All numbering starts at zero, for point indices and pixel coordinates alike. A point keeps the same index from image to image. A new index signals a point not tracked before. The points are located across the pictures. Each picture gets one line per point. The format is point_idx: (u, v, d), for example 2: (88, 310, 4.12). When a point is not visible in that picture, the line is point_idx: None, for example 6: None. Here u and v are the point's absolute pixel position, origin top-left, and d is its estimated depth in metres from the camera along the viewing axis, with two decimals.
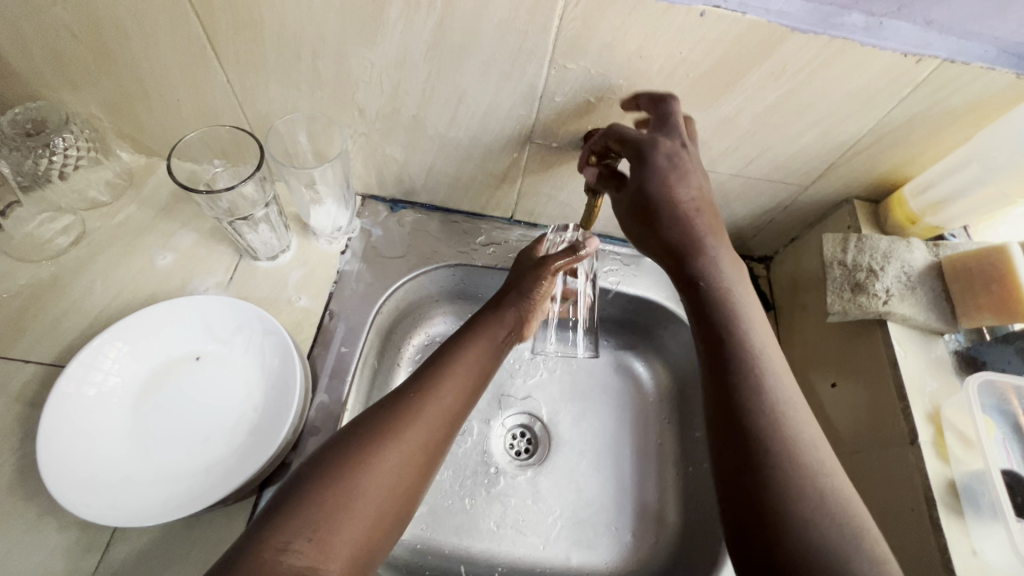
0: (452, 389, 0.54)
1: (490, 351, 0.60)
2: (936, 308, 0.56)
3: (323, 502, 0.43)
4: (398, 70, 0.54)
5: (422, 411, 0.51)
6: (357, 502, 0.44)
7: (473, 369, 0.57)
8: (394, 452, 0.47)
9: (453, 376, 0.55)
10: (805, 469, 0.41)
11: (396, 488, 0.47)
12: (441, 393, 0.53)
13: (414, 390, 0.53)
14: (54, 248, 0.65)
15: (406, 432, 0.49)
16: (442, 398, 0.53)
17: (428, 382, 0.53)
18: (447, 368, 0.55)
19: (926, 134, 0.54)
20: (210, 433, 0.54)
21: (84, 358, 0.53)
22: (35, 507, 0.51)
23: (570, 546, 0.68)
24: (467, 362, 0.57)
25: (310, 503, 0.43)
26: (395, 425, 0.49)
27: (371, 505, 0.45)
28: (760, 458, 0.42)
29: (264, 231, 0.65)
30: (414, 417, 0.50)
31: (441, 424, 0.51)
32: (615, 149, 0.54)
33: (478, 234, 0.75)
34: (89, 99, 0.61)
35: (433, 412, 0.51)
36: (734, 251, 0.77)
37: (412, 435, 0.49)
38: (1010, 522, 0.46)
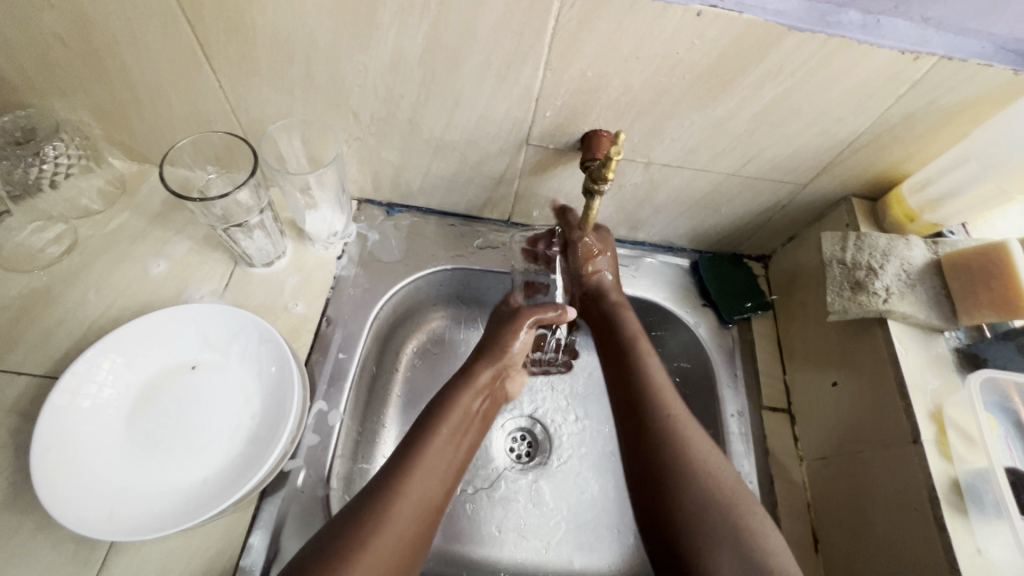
0: (427, 469, 0.51)
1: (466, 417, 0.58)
2: (936, 306, 0.56)
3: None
4: (393, 73, 0.54)
5: (400, 501, 0.48)
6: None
7: (449, 444, 0.54)
8: (368, 557, 0.44)
9: (436, 448, 0.53)
10: (717, 501, 0.48)
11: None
12: (418, 471, 0.50)
13: (391, 475, 0.49)
14: (46, 257, 0.64)
15: (381, 530, 0.45)
16: (419, 485, 0.50)
17: (411, 452, 0.52)
18: (423, 442, 0.53)
19: (924, 131, 0.54)
20: (207, 443, 0.53)
21: (78, 370, 0.52)
22: (29, 521, 0.50)
23: (573, 550, 0.68)
24: (445, 433, 0.55)
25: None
26: (369, 524, 0.45)
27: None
28: (676, 472, 0.50)
29: (259, 237, 0.64)
30: (391, 511, 0.47)
31: (416, 516, 0.48)
32: (608, 156, 0.52)
33: (475, 237, 0.75)
34: (81, 105, 0.60)
35: (406, 508, 0.48)
36: (732, 251, 0.77)
37: (387, 532, 0.46)
38: (1014, 518, 0.46)
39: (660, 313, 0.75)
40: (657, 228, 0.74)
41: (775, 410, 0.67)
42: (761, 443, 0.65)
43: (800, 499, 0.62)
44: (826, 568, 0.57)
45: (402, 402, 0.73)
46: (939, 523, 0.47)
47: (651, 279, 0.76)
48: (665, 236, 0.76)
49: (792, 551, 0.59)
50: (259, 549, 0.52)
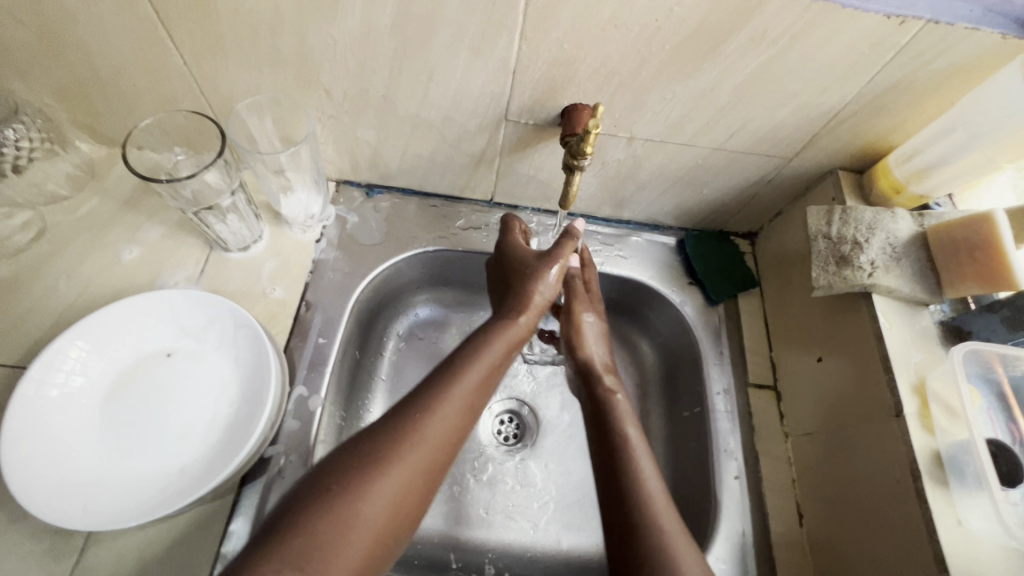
0: (458, 401, 0.49)
1: (503, 355, 0.54)
2: (922, 279, 0.55)
3: (315, 532, 0.40)
4: (363, 46, 0.52)
5: (429, 431, 0.46)
6: (358, 527, 0.41)
7: (485, 376, 0.52)
8: (393, 477, 0.44)
9: (468, 379, 0.51)
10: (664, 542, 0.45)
11: (383, 525, 0.42)
12: (450, 401, 0.49)
13: (418, 405, 0.48)
14: (13, 245, 0.62)
15: (407, 454, 0.45)
16: (451, 415, 0.48)
17: (448, 379, 0.50)
18: (461, 372, 0.51)
19: (911, 100, 0.53)
20: (184, 431, 0.52)
21: (46, 359, 0.50)
22: (5, 513, 0.49)
23: (560, 530, 0.68)
24: (482, 365, 0.52)
25: (300, 534, 0.39)
26: (395, 447, 0.45)
27: (366, 533, 0.41)
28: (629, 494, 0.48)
29: (233, 221, 0.62)
30: (419, 437, 0.46)
31: (445, 444, 0.47)
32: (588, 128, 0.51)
33: (457, 217, 0.73)
34: (41, 86, 0.58)
35: (435, 436, 0.46)
36: (718, 228, 0.76)
37: (413, 459, 0.45)
38: (994, 490, 0.45)
39: (646, 292, 0.74)
40: (643, 206, 0.73)
41: (761, 387, 0.67)
42: (746, 420, 0.65)
43: (785, 475, 0.62)
44: (809, 541, 0.58)
45: (386, 386, 0.72)
46: (921, 495, 0.47)
47: (637, 258, 0.75)
48: (651, 213, 0.75)
49: (776, 525, 0.59)
50: (241, 535, 0.51)
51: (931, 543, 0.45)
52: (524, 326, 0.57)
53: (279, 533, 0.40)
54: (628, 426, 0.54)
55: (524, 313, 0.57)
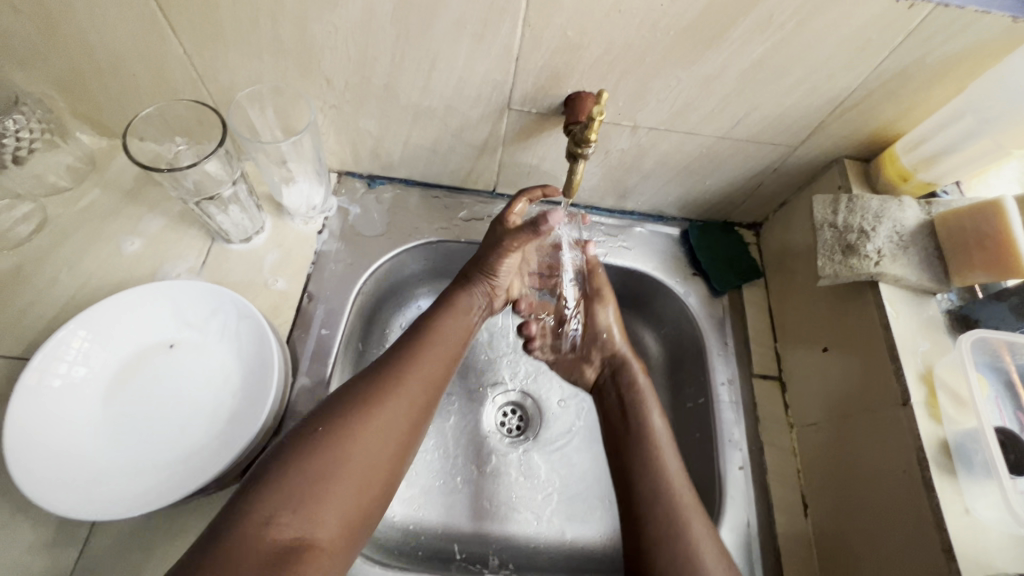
0: (429, 363, 0.54)
1: (463, 323, 0.60)
2: (929, 268, 0.55)
3: (309, 473, 0.43)
4: (364, 33, 0.51)
5: (405, 386, 0.51)
6: (332, 494, 0.43)
7: (452, 341, 0.57)
8: (363, 447, 0.46)
9: (435, 346, 0.56)
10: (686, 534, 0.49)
11: (359, 492, 0.45)
12: (411, 381, 0.51)
13: (383, 380, 0.50)
14: (15, 237, 0.61)
15: (386, 405, 0.49)
16: (421, 373, 0.52)
17: (416, 343, 0.55)
18: (427, 337, 0.56)
19: (918, 86, 0.52)
20: (187, 422, 0.52)
21: (48, 349, 0.50)
22: (8, 504, 0.49)
23: (564, 521, 0.68)
24: (449, 331, 0.58)
25: (292, 482, 0.42)
26: (375, 399, 0.49)
27: (355, 477, 0.45)
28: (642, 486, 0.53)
29: (235, 213, 0.62)
30: (398, 392, 0.50)
31: (420, 398, 0.51)
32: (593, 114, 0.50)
33: (460, 208, 0.73)
34: (40, 76, 0.58)
35: (412, 392, 0.51)
36: (722, 218, 0.76)
37: (391, 410, 0.49)
38: (1003, 479, 0.45)
39: (650, 283, 0.74)
40: (646, 197, 0.73)
41: (766, 377, 0.67)
42: (751, 411, 0.65)
43: (790, 466, 0.61)
44: (815, 532, 0.57)
45: None
46: (929, 485, 0.46)
47: (641, 249, 0.74)
48: (654, 204, 0.74)
49: (781, 516, 0.59)
50: None
51: (938, 531, 0.45)
52: (472, 308, 0.62)
53: (270, 479, 0.42)
54: (652, 419, 0.58)
55: (480, 291, 0.63)
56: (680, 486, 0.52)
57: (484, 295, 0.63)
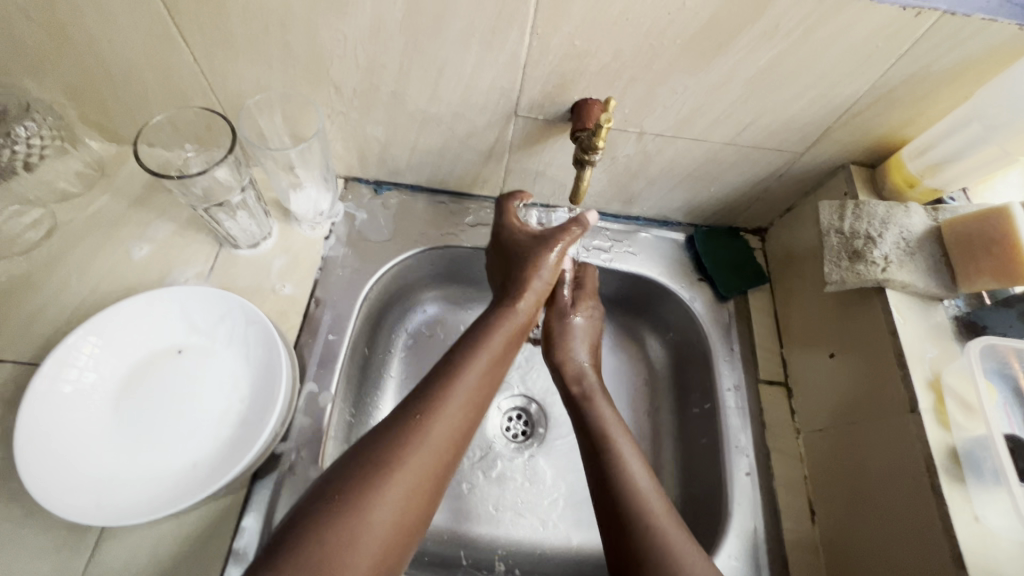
0: (461, 406, 0.51)
1: (497, 357, 0.56)
2: (936, 274, 0.55)
3: (328, 540, 0.42)
4: (373, 41, 0.51)
5: (431, 436, 0.49)
6: (367, 531, 0.43)
7: (484, 378, 0.54)
8: (399, 482, 0.46)
9: (469, 377, 0.53)
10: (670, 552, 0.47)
11: (398, 526, 0.45)
12: (448, 409, 0.51)
13: (416, 411, 0.50)
14: (25, 242, 0.62)
15: (409, 460, 0.47)
16: (451, 418, 0.50)
17: (445, 383, 0.52)
18: (456, 375, 0.53)
19: (925, 93, 0.52)
20: (196, 428, 0.52)
21: (59, 355, 0.51)
22: (19, 509, 0.49)
23: (571, 527, 0.68)
24: (484, 362, 0.55)
25: (309, 542, 0.41)
26: (400, 453, 0.47)
27: (384, 533, 0.44)
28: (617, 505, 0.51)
29: (243, 218, 0.62)
30: (421, 444, 0.48)
31: (446, 447, 0.49)
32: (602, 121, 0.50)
33: (466, 214, 0.73)
34: (51, 84, 0.58)
35: (439, 443, 0.49)
36: (727, 223, 0.76)
37: (414, 464, 0.47)
38: (1013, 487, 0.45)
39: (655, 289, 0.74)
40: (652, 202, 0.73)
41: (772, 383, 0.67)
42: (758, 417, 0.65)
43: (797, 472, 0.61)
44: (822, 538, 0.57)
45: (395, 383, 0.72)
46: (938, 492, 0.46)
47: (646, 254, 0.74)
48: (660, 209, 0.74)
49: (788, 522, 0.59)
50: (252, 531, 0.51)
51: (947, 539, 0.45)
52: (523, 314, 0.59)
53: (293, 542, 0.42)
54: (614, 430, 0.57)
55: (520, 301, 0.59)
56: (651, 497, 0.51)
57: (518, 325, 0.59)
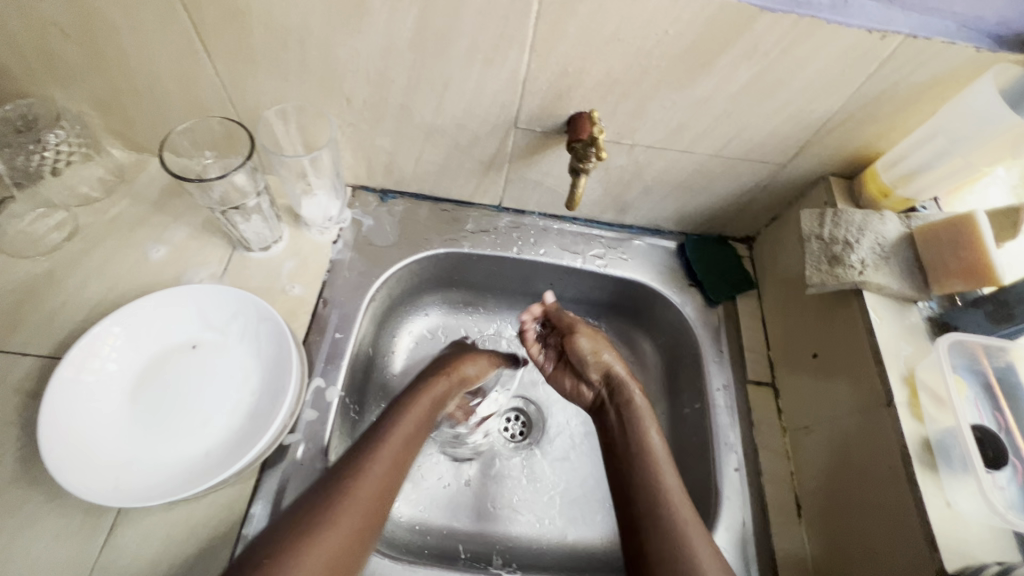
0: (381, 470, 0.54)
1: (406, 440, 0.58)
2: (909, 276, 0.58)
3: None
4: (383, 57, 0.55)
5: (355, 492, 0.51)
6: None
7: (395, 453, 0.56)
8: (314, 551, 0.46)
9: (381, 454, 0.55)
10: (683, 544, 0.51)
11: None
12: (367, 479, 0.52)
13: (342, 474, 0.52)
14: (48, 243, 0.65)
15: (333, 520, 0.48)
16: (373, 477, 0.53)
17: (363, 454, 0.54)
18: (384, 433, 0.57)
19: (895, 109, 0.56)
20: (208, 418, 0.55)
21: (84, 345, 0.54)
22: (39, 492, 0.52)
23: (566, 524, 0.70)
24: (392, 443, 0.56)
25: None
26: (330, 503, 0.49)
27: None
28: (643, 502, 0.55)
29: (256, 222, 0.66)
30: (347, 501, 0.50)
31: (372, 507, 0.51)
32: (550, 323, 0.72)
33: (467, 221, 0.77)
34: (80, 96, 0.62)
35: (366, 493, 0.51)
36: (717, 231, 0.80)
37: (334, 527, 0.48)
38: (980, 474, 0.47)
39: (647, 294, 0.77)
40: (644, 211, 0.76)
41: (760, 383, 0.70)
42: (746, 415, 0.67)
43: (783, 467, 0.64)
44: (809, 530, 0.60)
45: (398, 382, 0.76)
46: (911, 480, 0.48)
47: (640, 261, 0.78)
48: (652, 218, 0.78)
49: (774, 515, 0.61)
50: (261, 518, 0.53)
51: (920, 522, 0.47)
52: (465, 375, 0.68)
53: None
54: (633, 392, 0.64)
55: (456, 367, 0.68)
56: (673, 488, 0.55)
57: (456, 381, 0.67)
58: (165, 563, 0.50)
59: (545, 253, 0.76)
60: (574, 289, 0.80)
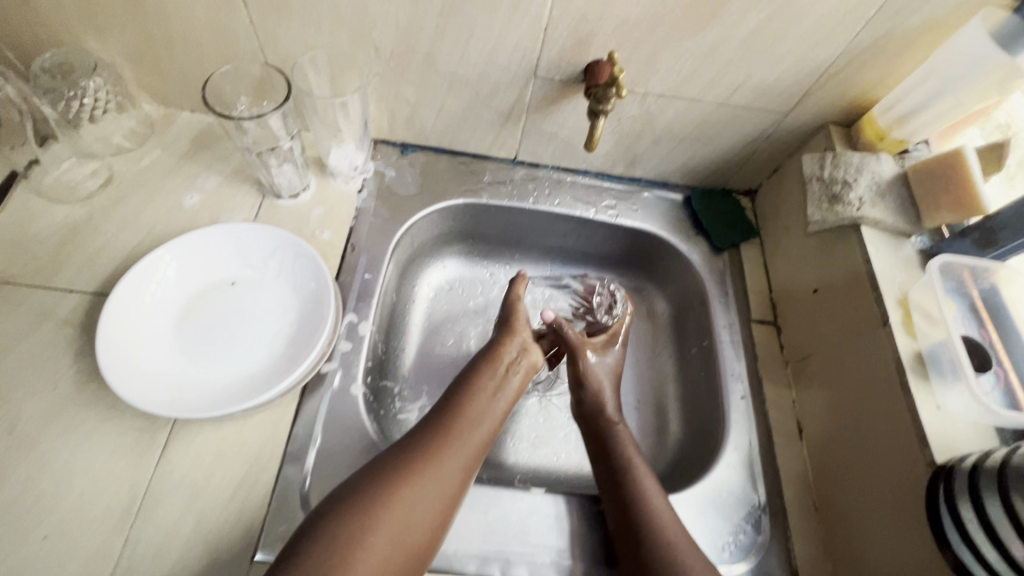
0: (461, 447, 0.54)
1: (485, 417, 0.58)
2: (903, 212, 0.63)
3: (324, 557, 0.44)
4: (413, 5, 0.59)
5: (434, 467, 0.51)
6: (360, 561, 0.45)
7: (475, 431, 0.56)
8: (391, 521, 0.47)
9: (463, 432, 0.55)
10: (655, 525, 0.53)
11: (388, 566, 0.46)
12: (447, 457, 0.53)
13: (422, 448, 0.53)
14: (85, 190, 0.68)
15: (411, 493, 0.49)
16: (454, 454, 0.53)
17: (443, 431, 0.54)
18: (458, 424, 0.56)
19: (892, 55, 0.60)
20: (252, 347, 0.58)
21: (134, 277, 0.57)
22: (95, 413, 0.55)
23: (582, 457, 0.74)
24: (471, 421, 0.56)
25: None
26: (409, 474, 0.50)
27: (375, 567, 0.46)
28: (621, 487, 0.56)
29: (288, 169, 0.69)
30: (425, 475, 0.51)
31: (452, 485, 0.52)
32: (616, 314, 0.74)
33: (484, 173, 0.80)
34: (115, 47, 0.65)
35: (445, 470, 0.52)
36: (721, 184, 0.84)
37: (413, 500, 0.49)
38: (970, 380, 0.50)
39: (656, 243, 0.81)
40: (652, 164, 0.80)
41: (763, 322, 0.74)
42: (750, 350, 0.72)
43: (786, 395, 0.69)
44: (810, 449, 0.64)
45: (419, 328, 0.79)
46: (905, 387, 0.53)
47: (649, 211, 0.82)
48: (660, 171, 0.82)
49: (778, 437, 0.66)
50: (304, 437, 0.57)
51: (913, 422, 0.52)
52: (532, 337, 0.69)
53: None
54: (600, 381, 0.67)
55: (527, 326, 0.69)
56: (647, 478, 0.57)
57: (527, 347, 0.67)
58: (217, 476, 0.54)
59: (560, 204, 0.80)
60: (585, 241, 0.84)
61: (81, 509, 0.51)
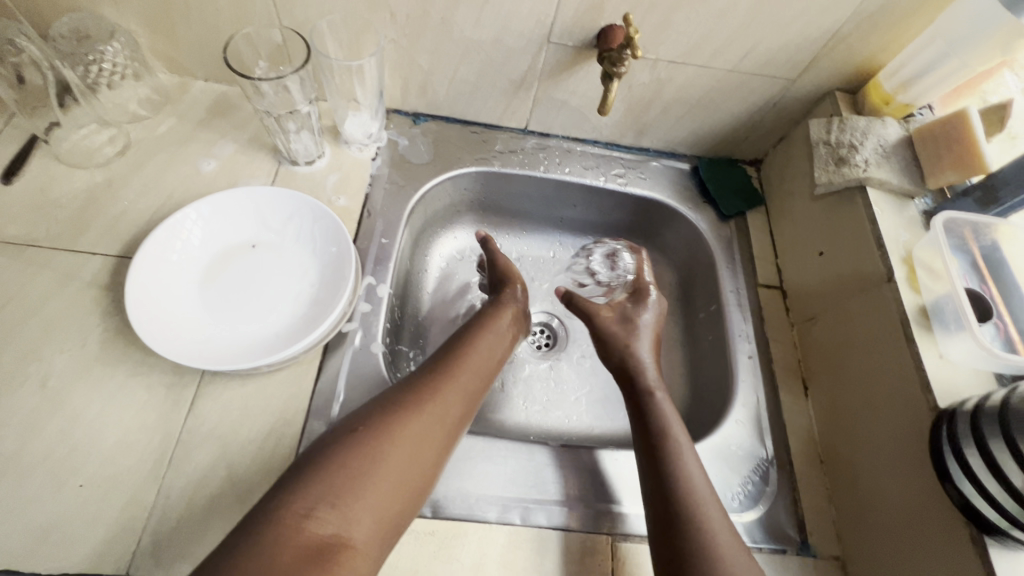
0: (457, 390, 0.55)
1: (479, 365, 0.59)
2: (908, 173, 0.65)
3: (327, 481, 0.44)
4: None
5: (433, 406, 0.52)
6: (364, 488, 0.45)
7: (469, 378, 0.57)
8: (394, 455, 0.47)
9: (459, 377, 0.56)
10: (697, 512, 0.50)
11: (390, 498, 0.46)
12: (445, 399, 0.53)
13: (421, 389, 0.53)
14: (103, 156, 0.69)
15: (413, 429, 0.49)
16: (452, 397, 0.54)
17: (440, 376, 0.55)
18: (454, 367, 0.56)
19: (899, 18, 0.62)
20: (275, 306, 0.60)
21: (160, 239, 0.58)
22: (124, 368, 0.56)
23: (593, 418, 0.76)
24: (467, 366, 0.57)
25: (265, 545, 0.39)
26: (411, 410, 0.51)
27: (379, 497, 0.45)
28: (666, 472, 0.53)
29: (306, 133, 0.70)
30: (425, 414, 0.51)
31: (450, 425, 0.52)
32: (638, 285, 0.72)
33: (496, 142, 0.81)
34: (130, 13, 0.65)
35: (443, 410, 0.52)
36: (728, 154, 0.85)
37: (414, 435, 0.49)
38: (973, 328, 0.52)
39: (664, 211, 0.83)
40: (661, 133, 0.82)
41: (770, 286, 0.76)
42: (757, 312, 0.74)
43: (792, 355, 0.71)
44: (816, 405, 0.67)
45: (432, 295, 0.81)
46: (910, 339, 0.55)
47: (657, 180, 0.83)
48: (668, 140, 0.83)
49: (785, 395, 0.68)
50: (327, 393, 0.58)
51: (917, 372, 0.54)
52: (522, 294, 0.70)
53: (244, 541, 0.40)
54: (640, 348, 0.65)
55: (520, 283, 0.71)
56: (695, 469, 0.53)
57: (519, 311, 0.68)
58: (246, 428, 0.55)
59: (570, 172, 0.81)
60: (594, 210, 0.86)
61: (114, 458, 0.52)
